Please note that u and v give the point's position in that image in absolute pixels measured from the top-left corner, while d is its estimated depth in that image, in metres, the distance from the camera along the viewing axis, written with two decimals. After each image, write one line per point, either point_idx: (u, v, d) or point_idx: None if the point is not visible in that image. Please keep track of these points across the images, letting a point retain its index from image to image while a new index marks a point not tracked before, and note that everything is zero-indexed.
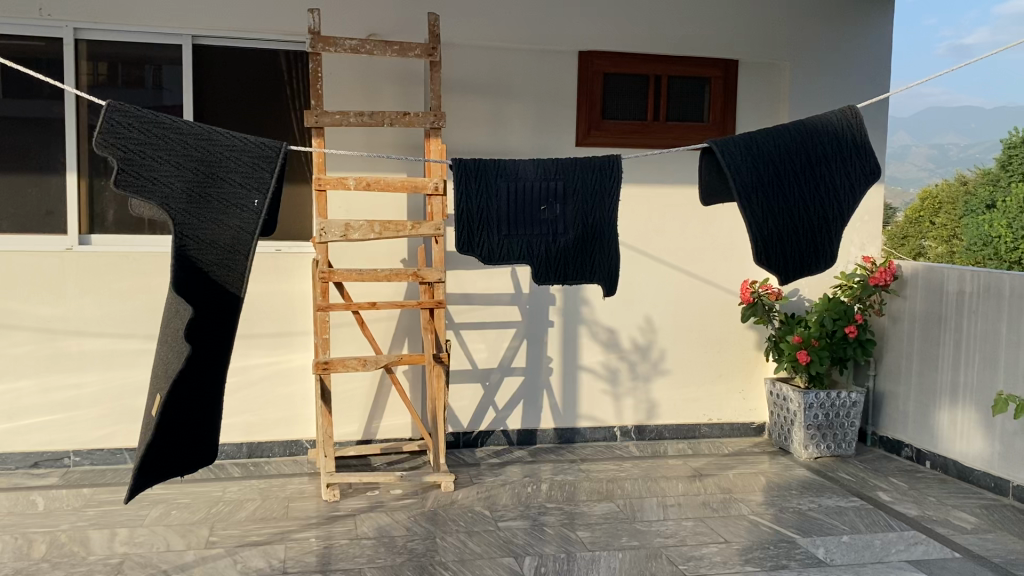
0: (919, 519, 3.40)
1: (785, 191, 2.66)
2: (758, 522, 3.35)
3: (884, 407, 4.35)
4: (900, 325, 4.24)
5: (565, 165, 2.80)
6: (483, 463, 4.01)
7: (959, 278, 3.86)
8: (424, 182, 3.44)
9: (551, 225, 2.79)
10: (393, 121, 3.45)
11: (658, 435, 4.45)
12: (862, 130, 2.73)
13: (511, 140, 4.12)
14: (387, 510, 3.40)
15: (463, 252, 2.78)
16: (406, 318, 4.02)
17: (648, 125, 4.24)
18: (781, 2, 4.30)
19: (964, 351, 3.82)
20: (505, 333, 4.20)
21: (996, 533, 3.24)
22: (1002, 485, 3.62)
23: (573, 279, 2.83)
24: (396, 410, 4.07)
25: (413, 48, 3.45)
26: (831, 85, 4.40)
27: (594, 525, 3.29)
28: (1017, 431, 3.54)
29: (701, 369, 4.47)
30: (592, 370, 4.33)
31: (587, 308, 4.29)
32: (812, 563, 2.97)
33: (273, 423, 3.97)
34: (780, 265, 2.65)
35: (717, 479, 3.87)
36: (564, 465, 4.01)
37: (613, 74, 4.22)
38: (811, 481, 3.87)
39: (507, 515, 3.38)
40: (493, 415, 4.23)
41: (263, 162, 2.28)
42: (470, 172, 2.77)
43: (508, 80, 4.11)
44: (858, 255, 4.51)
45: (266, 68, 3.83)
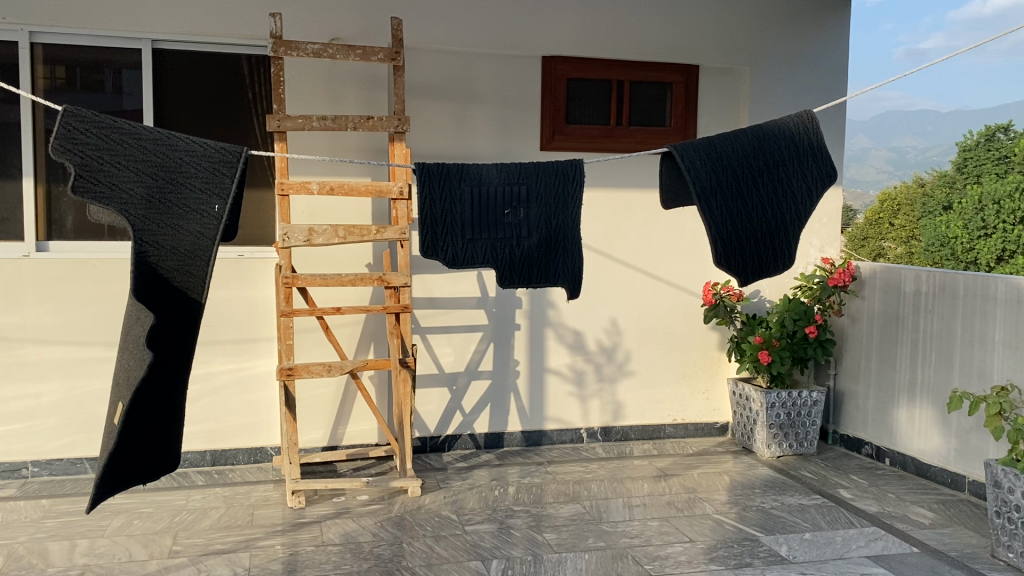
0: (879, 515, 3.46)
1: (744, 194, 2.71)
2: (722, 521, 3.38)
3: (844, 406, 4.42)
4: (859, 325, 4.32)
5: (528, 169, 2.81)
6: (449, 467, 4.01)
7: (915, 279, 3.94)
8: (389, 187, 3.43)
9: (515, 229, 2.80)
10: (357, 125, 3.43)
11: (623, 436, 4.48)
12: (818, 133, 2.78)
13: (475, 144, 4.13)
14: (353, 516, 3.39)
15: (427, 256, 2.78)
16: (371, 323, 4.01)
17: (611, 130, 4.28)
18: (740, 8, 4.36)
19: (921, 350, 3.90)
20: (471, 337, 4.20)
21: (953, 528, 3.31)
22: (959, 481, 3.69)
23: (537, 282, 2.84)
24: (361, 415, 4.06)
25: (376, 52, 3.44)
26: (790, 90, 4.47)
27: (561, 527, 3.31)
28: (972, 427, 3.61)
29: (666, 370, 4.51)
30: (559, 373, 4.36)
31: (553, 311, 4.31)
32: (775, 560, 3.01)
33: (237, 430, 3.93)
34: (739, 267, 2.69)
35: (681, 479, 3.91)
36: (530, 468, 4.02)
37: (576, 78, 4.24)
38: (774, 480, 3.92)
39: (474, 519, 3.38)
40: (460, 419, 4.23)
41: (224, 167, 2.28)
42: (434, 176, 2.78)
43: (472, 85, 4.12)
44: (818, 256, 4.59)
45: (227, 73, 3.81)
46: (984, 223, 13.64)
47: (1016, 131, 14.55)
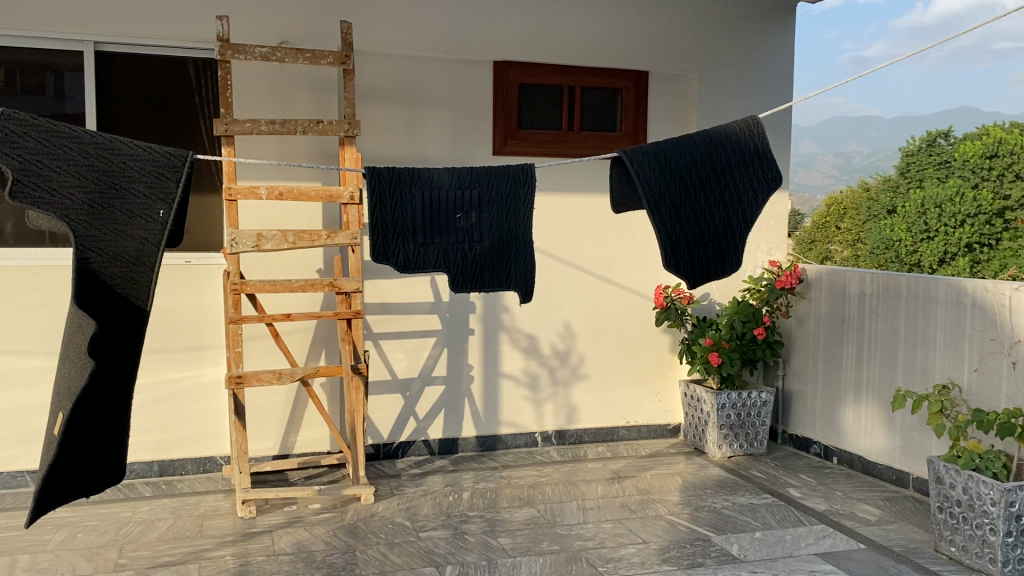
0: (826, 513, 3.52)
1: (692, 198, 2.74)
2: (675, 522, 3.41)
3: (793, 406, 4.50)
4: (806, 326, 4.40)
5: (479, 173, 2.81)
6: (403, 474, 3.98)
7: (860, 280, 4.02)
8: (339, 192, 3.41)
9: (466, 233, 2.80)
10: (306, 130, 3.40)
11: (577, 439, 4.50)
12: (764, 139, 2.84)
13: (426, 148, 4.11)
14: (305, 525, 3.35)
15: (378, 261, 2.77)
16: (322, 330, 3.97)
17: (562, 135, 4.31)
18: (687, 15, 4.42)
19: (866, 350, 3.98)
20: (424, 342, 4.18)
21: (898, 524, 3.39)
22: (903, 478, 3.77)
23: (490, 286, 2.83)
24: (313, 423, 4.01)
25: (325, 56, 3.40)
26: (737, 95, 4.54)
27: (515, 531, 3.31)
28: (915, 425, 3.70)
29: (619, 373, 4.54)
30: (513, 377, 4.36)
31: (507, 316, 4.31)
32: (726, 560, 3.04)
33: (185, 440, 3.86)
34: (688, 270, 2.73)
35: (635, 481, 3.93)
36: (485, 473, 4.01)
37: (527, 83, 4.26)
38: (725, 480, 3.97)
39: (428, 525, 3.36)
40: (413, 426, 4.21)
41: (168, 171, 2.24)
42: (384, 179, 2.76)
43: (424, 89, 4.11)
44: (766, 259, 4.66)
45: (173, 76, 3.74)
46: (927, 226, 14.07)
47: (955, 136, 14.99)
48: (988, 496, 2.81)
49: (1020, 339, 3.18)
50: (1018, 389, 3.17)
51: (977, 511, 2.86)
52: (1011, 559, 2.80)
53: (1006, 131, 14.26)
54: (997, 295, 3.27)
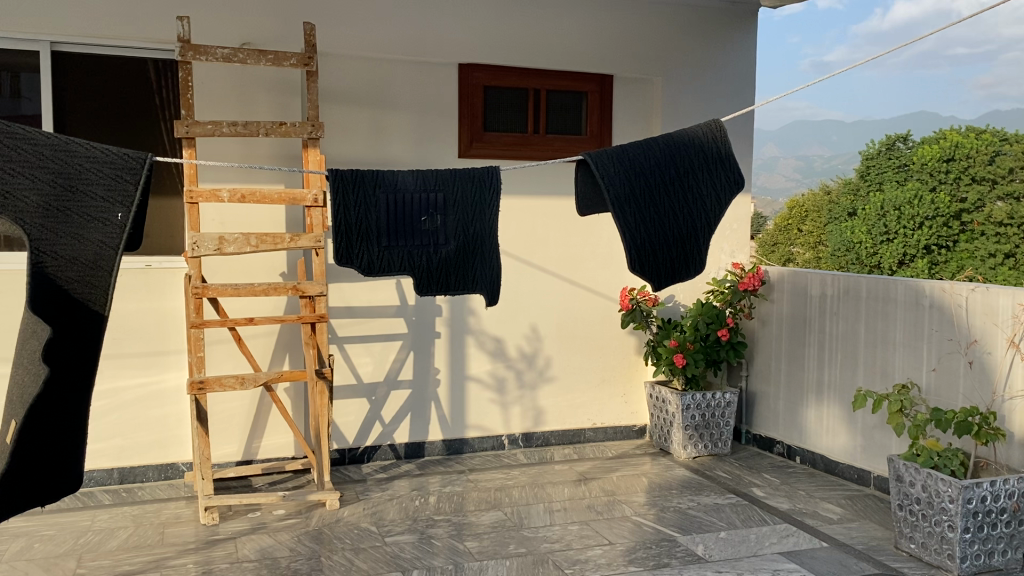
0: (790, 512, 3.56)
1: (656, 201, 2.76)
2: (641, 523, 3.43)
3: (756, 407, 4.55)
4: (769, 328, 4.45)
5: (444, 176, 2.81)
6: (369, 478, 3.95)
7: (821, 282, 4.08)
8: (303, 194, 3.38)
9: (432, 235, 2.79)
10: (269, 131, 3.37)
11: (544, 441, 4.50)
12: (727, 143, 2.87)
13: (391, 151, 4.09)
14: (269, 531, 3.31)
15: (342, 264, 2.75)
16: (286, 334, 3.93)
17: (528, 138, 4.32)
18: (650, 20, 4.46)
19: (827, 350, 4.03)
20: (390, 346, 4.16)
21: (860, 522, 3.43)
22: (865, 476, 3.82)
23: (456, 289, 2.83)
24: (277, 428, 3.97)
25: (289, 57, 3.37)
26: (701, 98, 4.58)
27: (482, 535, 3.30)
28: (876, 424, 3.75)
29: (585, 375, 4.56)
30: (480, 380, 4.35)
31: (473, 318, 4.30)
32: (692, 560, 3.06)
33: (146, 447, 3.80)
34: (652, 272, 2.74)
35: (601, 483, 3.95)
36: (451, 476, 4.00)
37: (492, 87, 4.27)
38: (690, 480, 4.00)
39: (395, 530, 3.34)
40: (379, 430, 4.18)
41: (127, 174, 2.20)
42: (347, 182, 2.74)
43: (389, 92, 4.08)
44: (729, 261, 4.71)
45: (133, 77, 3.68)
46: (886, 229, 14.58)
47: (914, 140, 15.29)
48: (946, 493, 2.85)
49: (977, 339, 3.23)
50: (975, 387, 3.23)
51: (936, 508, 2.91)
52: (969, 555, 2.85)
53: (962, 135, 14.64)
54: (953, 296, 3.33)
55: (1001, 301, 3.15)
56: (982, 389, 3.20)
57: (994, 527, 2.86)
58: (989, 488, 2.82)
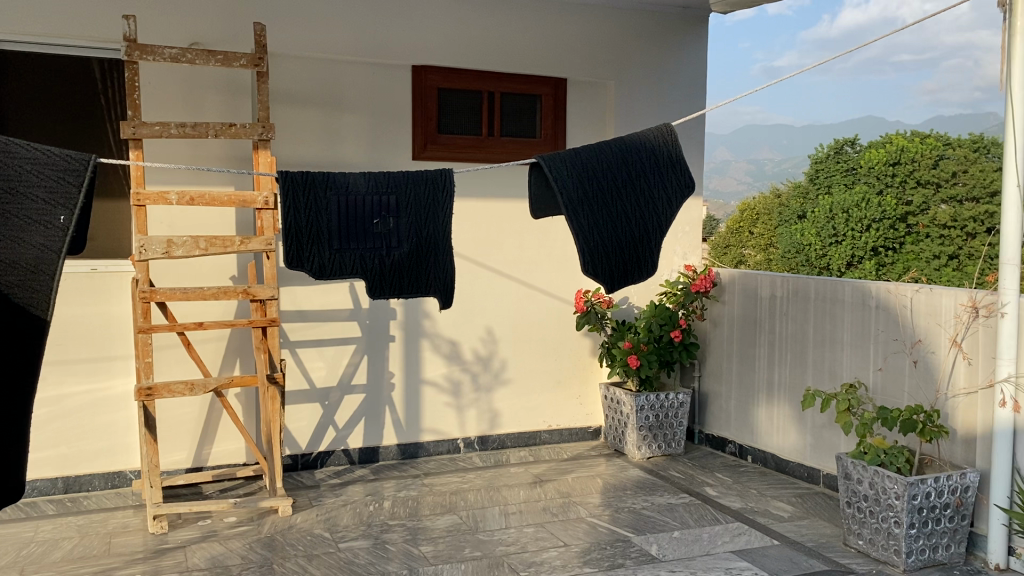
0: (741, 510, 3.61)
1: (608, 204, 2.78)
2: (595, 524, 3.44)
3: (709, 407, 4.60)
4: (720, 328, 4.50)
5: (397, 179, 2.79)
6: (322, 484, 3.91)
7: (771, 283, 4.14)
8: (253, 197, 3.33)
9: (384, 239, 2.77)
10: (218, 133, 3.31)
11: (500, 444, 4.50)
12: (678, 146, 2.90)
13: (343, 153, 4.06)
14: (220, 539, 3.25)
15: (293, 267, 2.72)
16: (237, 338, 3.88)
17: (482, 141, 4.32)
18: (602, 25, 4.49)
19: (777, 350, 4.10)
20: (343, 350, 4.12)
21: (810, 519, 3.49)
22: (814, 474, 3.89)
23: (409, 293, 2.82)
24: (228, 435, 3.91)
25: (239, 58, 3.33)
26: (654, 102, 4.62)
27: (437, 539, 3.28)
28: (825, 423, 3.82)
29: (540, 377, 4.57)
30: (435, 384, 4.33)
31: (428, 322, 4.28)
32: (646, 560, 3.08)
33: (92, 455, 3.71)
34: (605, 274, 2.76)
35: (557, 484, 3.96)
36: (406, 481, 3.97)
37: (446, 89, 4.25)
38: (645, 480, 4.03)
39: (349, 536, 3.31)
40: (333, 435, 4.14)
41: (70, 176, 2.16)
42: (298, 185, 2.71)
43: (341, 93, 4.05)
44: (681, 263, 4.76)
45: (76, 77, 3.60)
46: (835, 231, 15.06)
47: (861, 144, 15.57)
48: (892, 490, 2.92)
49: (921, 338, 3.30)
50: (919, 386, 3.30)
51: (883, 504, 2.97)
52: (914, 550, 2.91)
53: (907, 139, 15.02)
54: (898, 296, 3.39)
55: (944, 301, 3.21)
56: (926, 388, 3.27)
57: (938, 522, 2.93)
58: (933, 484, 2.89)
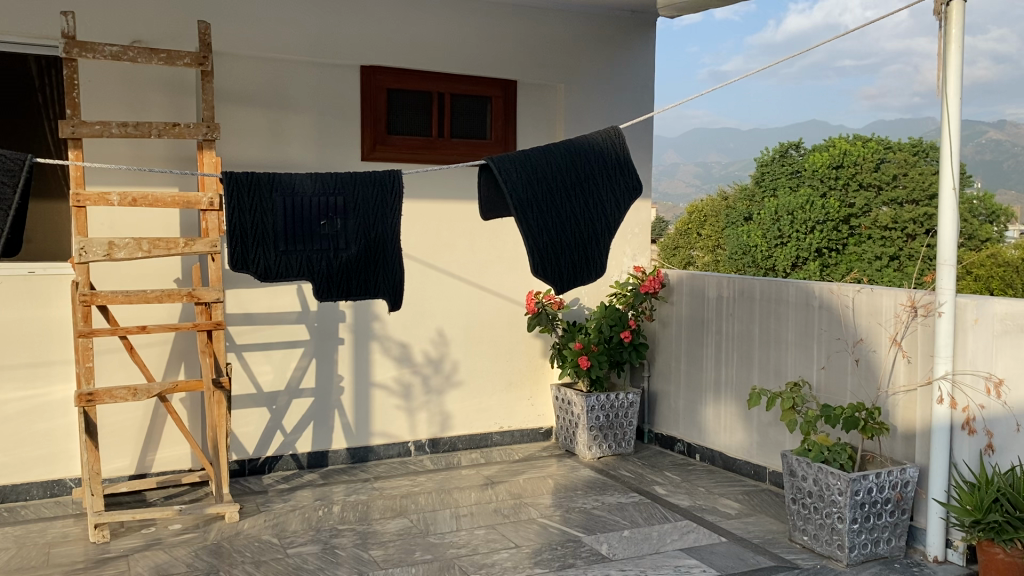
0: (690, 509, 3.65)
1: (558, 206, 2.79)
2: (546, 525, 3.45)
3: (658, 407, 4.65)
4: (669, 328, 4.55)
5: (344, 179, 2.77)
6: (270, 489, 3.85)
7: (718, 284, 4.20)
8: (198, 198, 3.26)
9: (332, 240, 2.74)
10: (161, 133, 3.25)
11: (451, 446, 4.49)
12: (625, 148, 2.93)
13: (291, 154, 4.01)
14: (165, 547, 3.18)
15: (238, 269, 2.68)
16: (181, 342, 3.81)
17: (432, 142, 4.31)
18: (551, 27, 4.51)
19: (724, 350, 4.16)
20: (291, 353, 4.07)
21: (756, 516, 3.55)
22: (761, 472, 3.95)
23: (357, 295, 2.79)
24: (173, 440, 3.83)
25: (182, 57, 3.26)
26: (602, 105, 4.66)
27: (387, 543, 3.26)
28: (770, 421, 3.88)
29: (491, 378, 4.57)
30: (385, 387, 4.30)
31: (378, 324, 4.25)
32: (596, 559, 3.10)
33: (30, 463, 3.60)
34: (555, 276, 2.77)
35: (508, 486, 3.96)
36: (356, 485, 3.94)
37: (396, 90, 4.22)
38: (595, 480, 4.05)
39: (297, 541, 3.27)
40: (281, 439, 4.08)
41: (5, 175, 2.29)
42: (243, 185, 2.68)
43: (288, 93, 4.00)
44: (631, 264, 4.81)
45: (11, 74, 3.49)
46: None
47: None
48: (836, 486, 2.97)
49: (862, 338, 3.38)
50: (861, 384, 3.38)
51: (826, 500, 3.03)
52: (857, 544, 2.98)
53: None
54: (840, 296, 3.47)
55: (883, 301, 3.27)
56: (867, 386, 3.35)
57: (879, 516, 2.99)
58: (874, 480, 2.95)
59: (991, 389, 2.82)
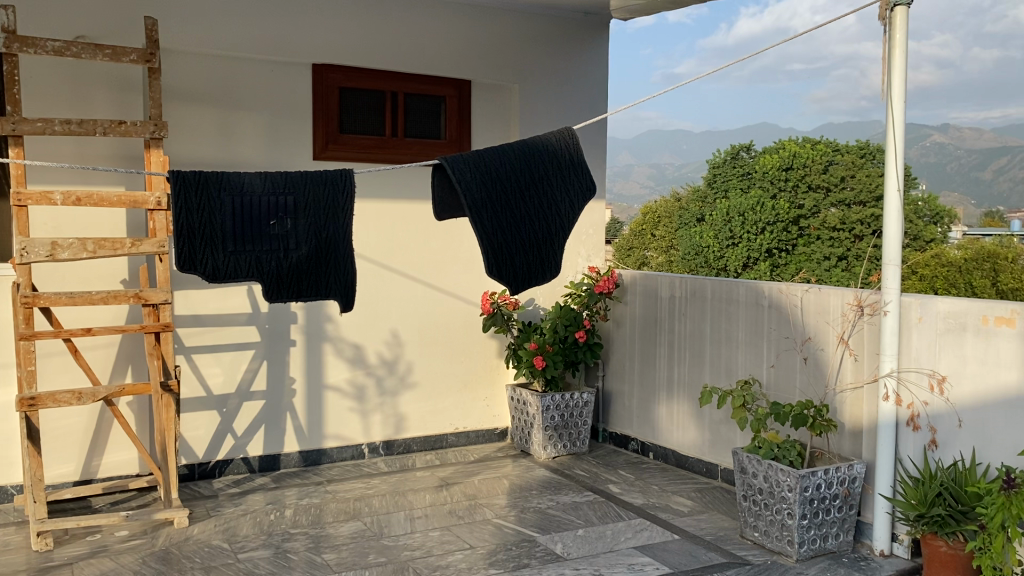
0: (644, 507, 3.68)
1: (512, 206, 2.79)
2: (501, 526, 3.45)
3: (613, 406, 4.69)
4: (623, 328, 4.59)
5: (294, 179, 2.74)
6: (221, 494, 3.79)
7: (670, 284, 4.24)
8: (145, 197, 3.19)
9: (282, 240, 2.70)
10: (107, 131, 3.18)
11: (405, 448, 4.46)
12: (578, 149, 2.95)
13: (241, 153, 3.96)
14: (111, 555, 3.11)
15: (185, 270, 2.62)
16: (128, 344, 3.72)
17: (386, 141, 4.29)
18: (505, 28, 4.51)
19: (676, 349, 4.20)
20: (242, 355, 4.01)
21: (708, 513, 3.59)
22: (713, 469, 3.99)
23: (308, 296, 2.76)
24: (119, 445, 3.75)
25: (128, 53, 3.19)
26: (556, 105, 4.68)
27: (340, 546, 3.23)
28: (722, 418, 3.93)
29: (446, 379, 4.56)
30: (338, 389, 4.25)
31: (331, 325, 4.20)
32: (550, 559, 3.11)
33: None
34: (510, 276, 2.77)
35: (463, 487, 3.95)
36: (309, 488, 3.89)
37: (348, 88, 4.19)
38: (550, 480, 4.06)
39: (249, 546, 3.22)
40: (231, 443, 4.02)
41: None
42: (190, 184, 2.64)
43: (238, 92, 3.94)
44: (585, 265, 4.83)
45: None
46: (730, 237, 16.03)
47: None
48: (785, 483, 3.02)
49: (810, 336, 3.44)
50: (809, 382, 3.44)
51: (776, 497, 3.07)
52: (807, 540, 3.03)
53: None
54: (789, 296, 3.53)
55: (831, 301, 3.33)
56: (816, 384, 3.41)
57: (828, 512, 3.05)
58: (823, 476, 3.00)
59: (935, 386, 2.89)
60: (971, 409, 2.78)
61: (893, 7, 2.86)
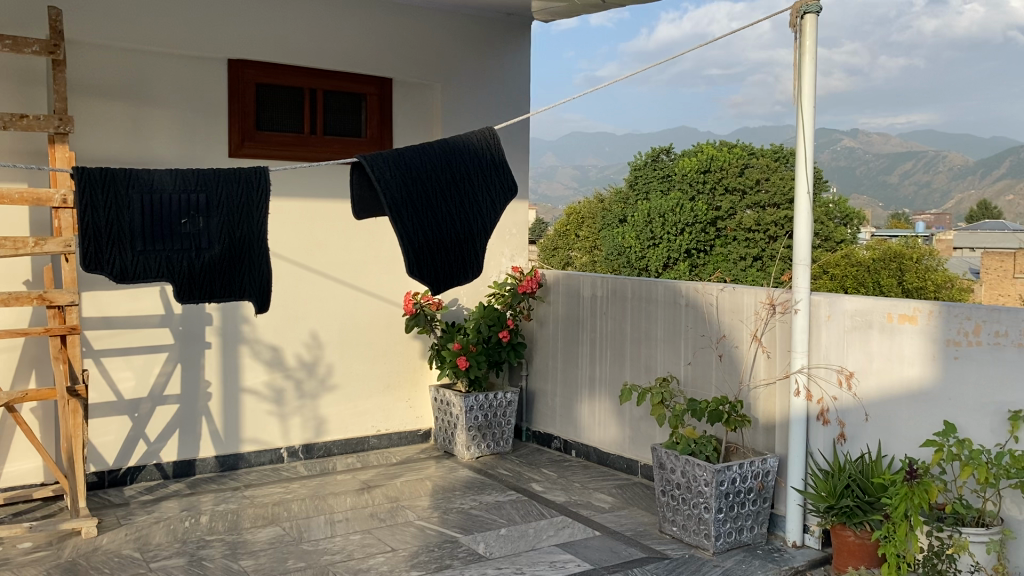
0: (565, 504, 3.71)
1: (432, 206, 2.77)
2: (423, 527, 3.43)
3: (536, 405, 4.71)
4: (545, 327, 4.62)
5: (207, 177, 2.66)
6: (132, 501, 3.66)
7: (591, 283, 4.28)
8: (49, 195, 3.06)
9: (194, 239, 2.63)
10: (8, 124, 3.04)
11: (326, 451, 4.39)
12: (499, 150, 2.95)
13: (153, 149, 3.84)
14: (13, 568, 2.97)
15: (91, 270, 2.52)
16: (32, 348, 3.57)
17: (304, 138, 4.23)
18: (427, 27, 4.49)
19: (597, 348, 4.25)
20: (155, 358, 3.88)
21: (629, 509, 3.64)
22: (633, 466, 4.05)
23: (222, 296, 2.70)
24: (22, 453, 3.59)
25: (30, 44, 3.06)
26: (479, 106, 4.68)
27: (258, 552, 3.16)
28: (641, 416, 3.99)
29: (368, 380, 4.51)
30: (255, 392, 4.16)
31: (248, 327, 4.11)
32: (473, 559, 3.10)
33: None
34: (430, 276, 2.76)
35: (384, 489, 3.91)
36: (225, 494, 3.80)
37: (265, 84, 4.12)
38: (473, 480, 4.05)
39: (161, 555, 3.12)
40: (143, 449, 3.89)
41: None
42: (96, 181, 2.54)
43: (149, 86, 3.82)
44: (508, 265, 4.85)
45: None
46: None
47: None
48: (702, 478, 3.08)
49: (725, 334, 3.52)
50: (724, 378, 3.52)
51: (693, 491, 3.13)
52: (722, 533, 3.09)
53: None
54: (705, 295, 3.61)
55: (744, 299, 3.42)
56: (730, 380, 3.50)
57: (743, 506, 3.12)
58: (738, 471, 3.08)
59: (843, 381, 2.99)
60: (877, 403, 2.90)
61: (803, 15, 2.96)
